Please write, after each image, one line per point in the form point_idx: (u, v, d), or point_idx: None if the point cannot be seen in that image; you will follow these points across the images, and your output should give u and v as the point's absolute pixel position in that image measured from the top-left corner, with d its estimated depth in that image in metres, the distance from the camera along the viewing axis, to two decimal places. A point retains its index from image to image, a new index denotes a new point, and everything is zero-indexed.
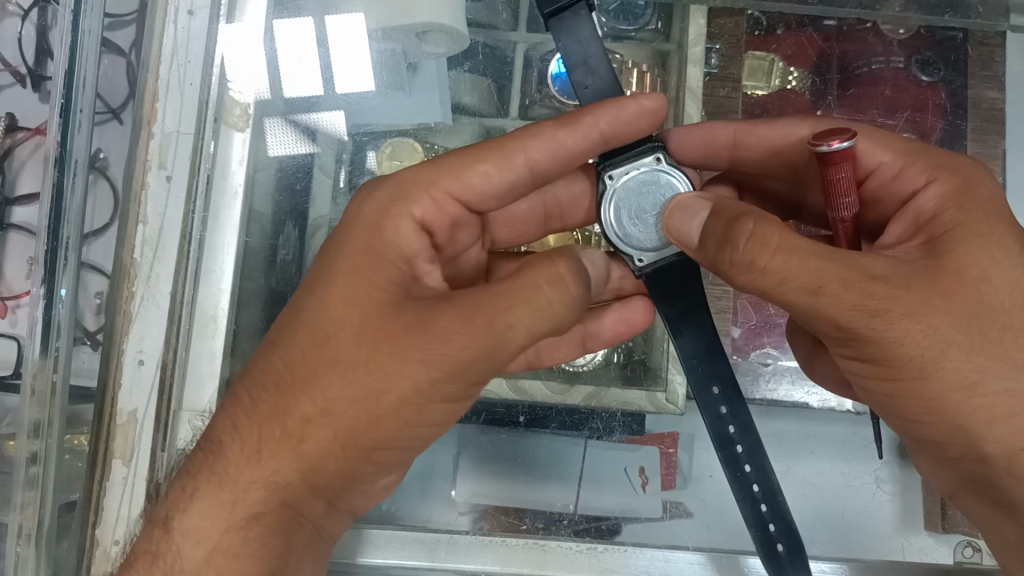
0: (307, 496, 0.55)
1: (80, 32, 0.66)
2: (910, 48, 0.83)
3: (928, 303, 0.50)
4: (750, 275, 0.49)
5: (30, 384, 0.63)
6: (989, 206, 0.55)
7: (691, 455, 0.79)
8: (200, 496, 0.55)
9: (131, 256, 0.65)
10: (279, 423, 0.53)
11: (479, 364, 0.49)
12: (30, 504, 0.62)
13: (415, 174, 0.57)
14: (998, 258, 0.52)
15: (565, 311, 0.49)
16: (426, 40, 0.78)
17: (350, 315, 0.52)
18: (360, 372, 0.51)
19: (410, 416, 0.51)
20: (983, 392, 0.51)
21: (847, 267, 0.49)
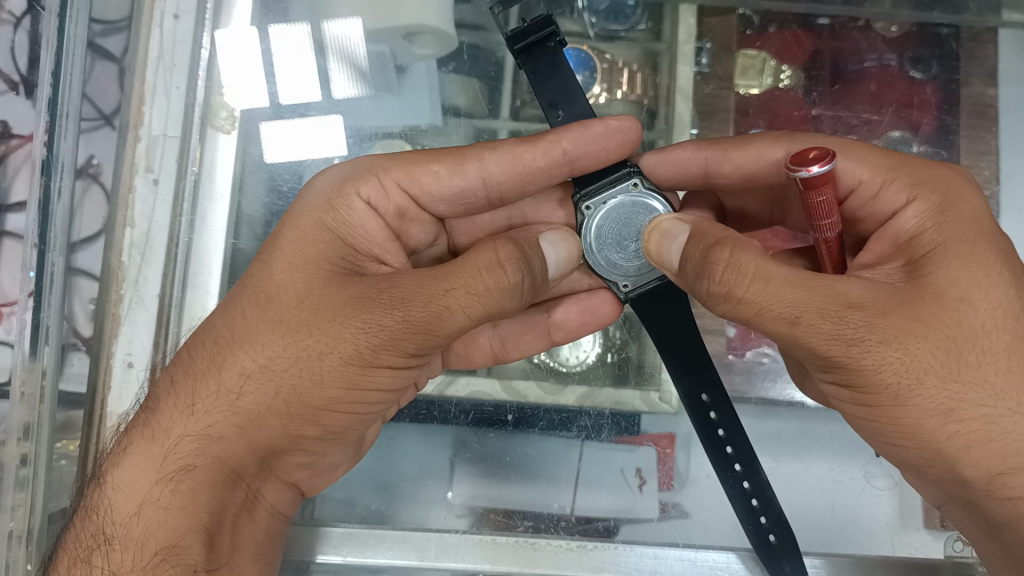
0: (242, 457, 0.54)
1: (67, 37, 0.65)
2: (899, 45, 0.84)
3: (906, 329, 0.47)
4: (728, 303, 0.49)
5: (19, 387, 0.62)
6: (975, 225, 0.52)
7: (688, 455, 0.77)
8: (133, 449, 0.54)
9: (119, 259, 0.67)
10: (215, 378, 0.53)
11: (416, 337, 0.50)
12: (21, 507, 0.61)
13: (368, 163, 0.59)
14: (980, 279, 0.50)
15: (503, 295, 0.50)
16: (414, 42, 0.77)
17: (294, 280, 0.53)
18: (303, 334, 0.51)
19: (352, 380, 0.52)
20: (961, 417, 0.48)
21: (822, 295, 0.47)
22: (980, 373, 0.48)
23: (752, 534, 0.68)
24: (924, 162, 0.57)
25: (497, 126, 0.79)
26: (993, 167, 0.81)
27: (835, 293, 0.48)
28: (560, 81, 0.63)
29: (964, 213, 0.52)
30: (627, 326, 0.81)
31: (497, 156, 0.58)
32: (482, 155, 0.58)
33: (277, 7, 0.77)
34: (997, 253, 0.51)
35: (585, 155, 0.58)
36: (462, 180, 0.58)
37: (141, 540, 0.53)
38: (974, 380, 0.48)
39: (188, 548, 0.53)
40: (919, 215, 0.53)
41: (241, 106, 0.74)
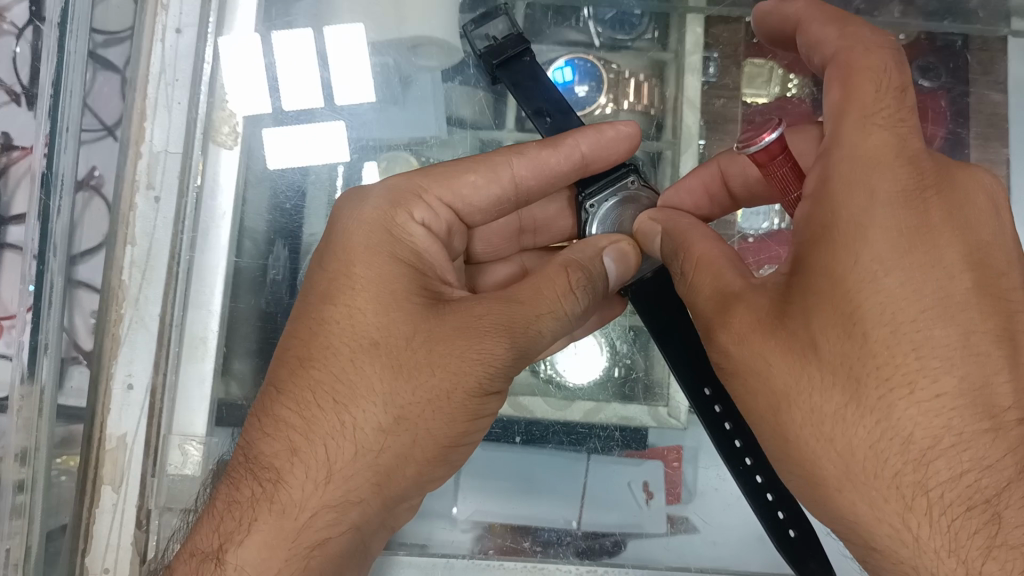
0: (375, 514, 0.51)
1: (67, 53, 0.64)
2: (909, 54, 0.83)
3: (749, 364, 0.48)
4: (682, 279, 0.54)
5: (17, 408, 0.62)
6: (855, 230, 0.45)
7: (696, 469, 0.76)
8: (257, 528, 0.49)
9: (120, 279, 0.65)
10: (349, 438, 0.49)
11: (518, 362, 0.52)
12: (18, 533, 0.60)
13: (406, 184, 0.57)
14: (867, 268, 0.45)
15: (574, 318, 0.54)
16: (418, 53, 0.77)
17: (398, 322, 0.51)
18: (427, 374, 0.49)
19: (474, 411, 0.51)
20: (818, 429, 0.46)
21: (716, 304, 0.51)
22: (826, 425, 0.46)
23: (768, 529, 0.63)
24: (905, 139, 0.47)
25: (503, 137, 0.78)
26: (1005, 180, 0.80)
27: (725, 307, 0.50)
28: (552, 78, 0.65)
29: (849, 217, 0.46)
30: (637, 343, 0.79)
31: (525, 161, 0.57)
32: (513, 159, 0.57)
33: (280, 18, 0.76)
34: (881, 267, 0.44)
35: (601, 160, 0.58)
36: (498, 188, 0.58)
37: None
38: (824, 436, 0.46)
39: None
40: (811, 208, 0.48)
41: (243, 114, 0.73)
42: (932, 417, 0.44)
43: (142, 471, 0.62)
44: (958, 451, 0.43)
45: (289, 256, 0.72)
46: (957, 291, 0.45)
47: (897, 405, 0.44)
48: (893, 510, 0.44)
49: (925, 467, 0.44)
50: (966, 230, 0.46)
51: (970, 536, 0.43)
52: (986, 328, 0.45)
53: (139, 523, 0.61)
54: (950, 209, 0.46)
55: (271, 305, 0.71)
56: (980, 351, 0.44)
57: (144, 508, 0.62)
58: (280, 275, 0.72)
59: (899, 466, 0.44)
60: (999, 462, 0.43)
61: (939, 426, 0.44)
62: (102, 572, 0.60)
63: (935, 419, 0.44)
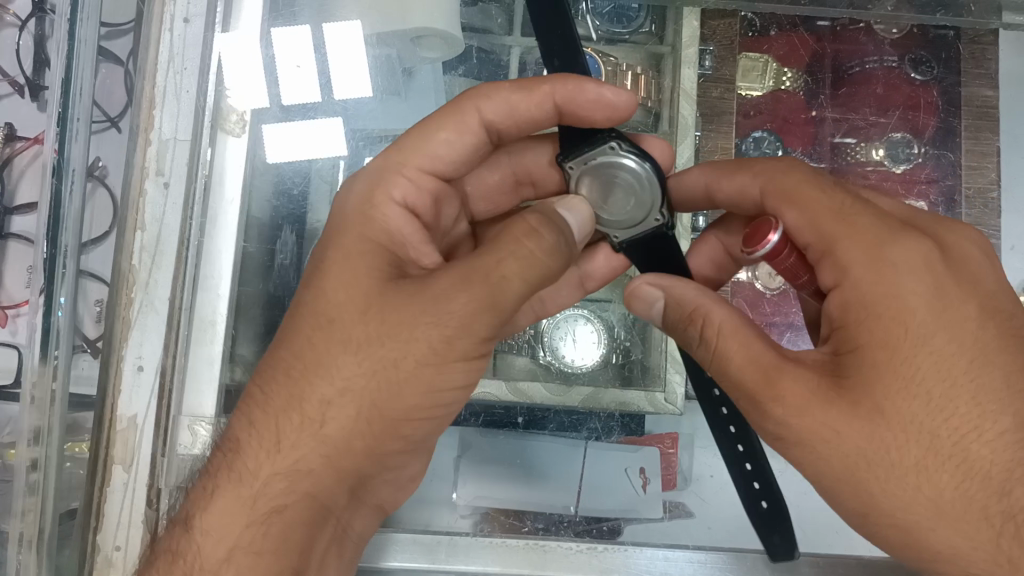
0: (330, 488, 0.54)
1: (77, 41, 0.65)
2: (901, 47, 0.84)
3: (817, 433, 0.48)
4: (706, 350, 0.54)
5: (30, 392, 0.63)
6: (897, 304, 0.49)
7: (691, 455, 0.78)
8: (219, 494, 0.53)
9: (130, 264, 0.66)
10: (297, 411, 0.52)
11: (481, 316, 0.50)
12: (32, 511, 0.61)
13: (386, 163, 0.61)
14: (913, 337, 0.48)
15: (548, 256, 0.50)
16: (421, 44, 0.80)
17: (350, 297, 0.54)
18: (376, 347, 0.52)
19: (432, 377, 0.52)
20: (902, 483, 0.47)
21: (757, 374, 0.50)
22: (911, 475, 0.47)
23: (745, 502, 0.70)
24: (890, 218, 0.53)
25: None
26: (996, 171, 0.82)
27: (767, 380, 0.49)
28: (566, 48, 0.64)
29: (886, 291, 0.49)
30: (635, 329, 0.81)
31: (493, 105, 0.61)
32: (480, 104, 0.61)
33: (286, 9, 0.77)
34: (928, 330, 0.48)
35: (575, 114, 0.59)
36: (472, 137, 0.62)
37: None
38: (908, 487, 0.47)
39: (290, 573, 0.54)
40: (841, 296, 0.51)
41: (246, 109, 0.73)
42: (1000, 452, 0.47)
43: (152, 450, 0.63)
44: None
45: (295, 243, 0.76)
46: (987, 338, 0.49)
47: (970, 446, 0.47)
48: (986, 539, 0.47)
49: (1007, 496, 0.47)
50: (974, 283, 0.51)
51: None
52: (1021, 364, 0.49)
53: (149, 502, 0.62)
54: (957, 269, 0.51)
55: (278, 288, 0.74)
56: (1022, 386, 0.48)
57: (154, 487, 0.63)
58: (287, 259, 0.76)
59: (984, 500, 0.47)
60: None
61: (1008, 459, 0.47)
62: (113, 549, 0.62)
63: (1001, 452, 0.47)
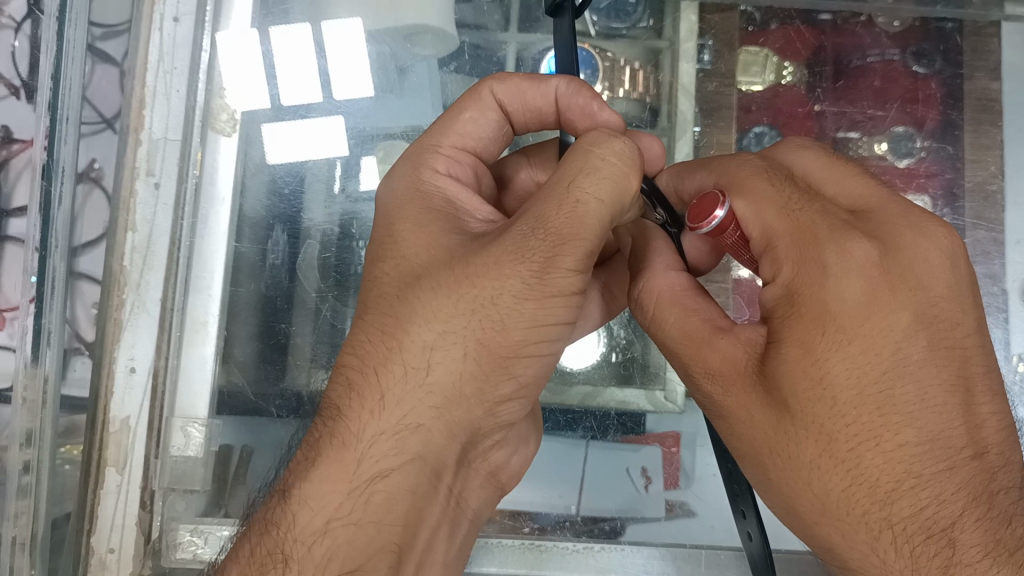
0: (441, 448, 0.50)
1: (65, 41, 0.65)
2: (901, 40, 0.84)
3: (736, 412, 0.47)
4: (644, 315, 0.54)
5: (21, 394, 0.63)
6: (820, 304, 0.45)
7: (694, 454, 0.77)
8: (323, 461, 0.49)
9: (121, 265, 0.65)
10: (399, 361, 0.48)
11: (568, 247, 0.47)
12: (24, 513, 0.61)
13: (418, 144, 0.58)
14: (839, 338, 0.44)
15: (621, 166, 0.49)
16: (414, 42, 0.79)
17: (434, 254, 0.50)
18: (466, 284, 0.47)
19: (532, 313, 0.48)
20: (800, 469, 0.46)
21: (689, 348, 0.50)
22: (804, 471, 0.45)
23: None
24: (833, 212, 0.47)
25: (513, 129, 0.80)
26: (998, 162, 0.81)
27: (698, 354, 0.49)
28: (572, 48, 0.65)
29: (811, 293, 0.45)
30: (632, 325, 0.80)
31: (508, 87, 0.58)
32: (494, 83, 0.58)
33: (277, 7, 0.77)
34: (847, 333, 0.44)
35: (570, 114, 0.59)
36: (495, 115, 0.59)
37: (326, 559, 0.47)
38: (800, 479, 0.46)
39: (377, 569, 0.49)
40: (776, 290, 0.47)
41: (240, 109, 0.73)
42: (896, 464, 0.44)
43: (146, 453, 0.63)
44: (919, 490, 0.44)
45: (288, 242, 0.74)
46: (913, 351, 0.44)
47: (865, 454, 0.44)
48: (862, 540, 0.45)
49: (890, 506, 0.44)
50: (916, 291, 0.45)
51: (928, 559, 0.44)
52: (942, 379, 0.44)
53: (143, 504, 0.63)
54: (901, 272, 0.45)
55: (270, 289, 0.72)
56: (938, 401, 0.44)
57: (148, 489, 0.63)
58: (279, 258, 0.74)
59: (866, 505, 0.44)
60: (951, 495, 0.44)
61: (903, 471, 0.44)
62: (107, 552, 0.62)
63: (900, 464, 0.44)
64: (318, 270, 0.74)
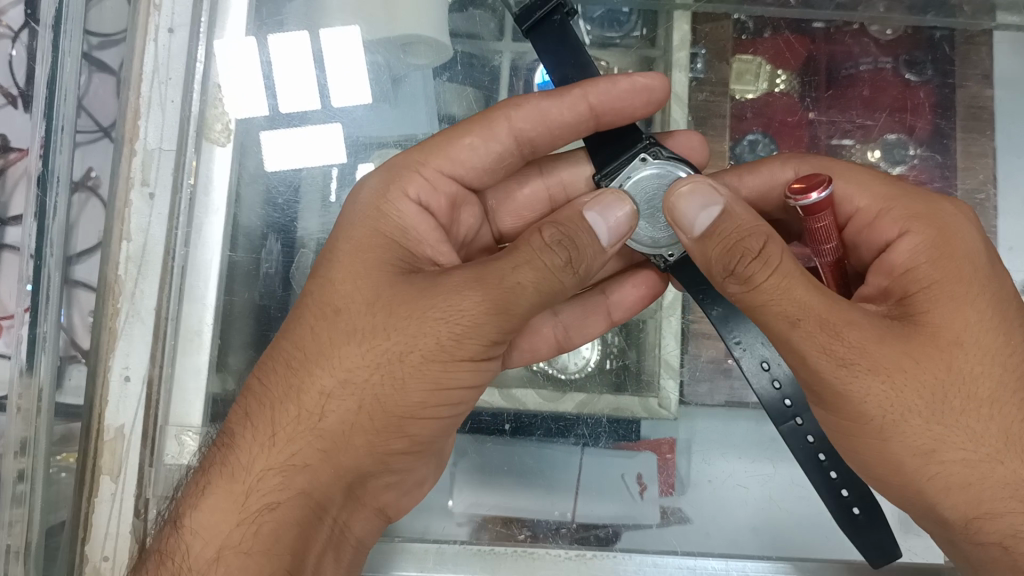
0: (327, 486, 0.52)
1: (62, 52, 0.66)
2: (894, 49, 0.84)
3: (898, 363, 0.49)
4: (743, 284, 0.49)
5: (16, 403, 0.63)
6: (966, 252, 0.53)
7: (689, 461, 0.78)
8: (212, 490, 0.52)
9: (116, 274, 0.66)
10: (294, 402, 0.51)
11: (494, 319, 0.50)
12: (19, 522, 0.62)
13: (405, 160, 0.61)
14: (973, 282, 0.51)
15: (559, 273, 0.50)
16: (409, 51, 0.79)
17: (360, 287, 0.53)
18: (382, 338, 0.51)
19: (437, 377, 0.51)
20: (985, 407, 0.49)
21: (823, 307, 0.48)
22: (985, 406, 0.49)
23: (832, 506, 0.64)
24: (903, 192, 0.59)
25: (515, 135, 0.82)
26: (989, 170, 0.82)
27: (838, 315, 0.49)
28: (568, 56, 0.62)
29: (959, 241, 0.53)
30: (629, 336, 0.81)
31: (524, 112, 0.59)
32: (510, 114, 0.60)
33: (272, 19, 0.77)
34: (987, 278, 0.52)
35: (612, 111, 0.58)
36: (496, 145, 0.61)
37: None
38: (981, 416, 0.49)
39: None
40: (914, 242, 0.54)
41: (237, 117, 0.74)
42: None
43: (141, 460, 0.63)
44: None
45: (281, 251, 0.75)
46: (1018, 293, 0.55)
47: None
48: None
49: None
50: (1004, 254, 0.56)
51: None
52: None
53: (137, 512, 0.62)
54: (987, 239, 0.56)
55: (263, 297, 0.74)
56: None
57: (142, 497, 0.63)
58: (273, 268, 0.75)
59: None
60: None
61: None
62: (101, 559, 0.61)
63: None
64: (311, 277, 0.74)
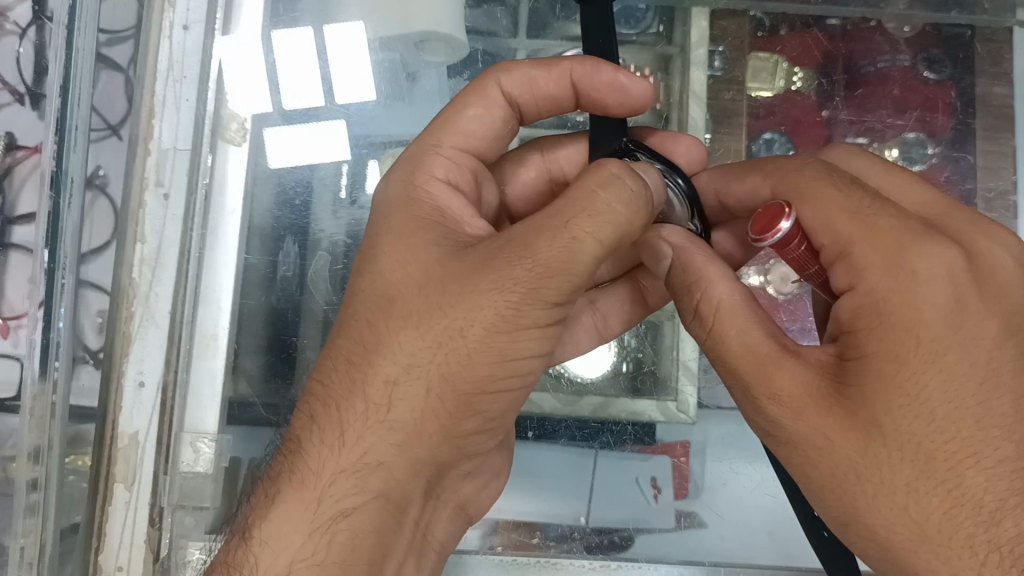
0: (406, 484, 0.49)
1: (75, 50, 0.64)
2: (916, 46, 0.82)
3: (811, 439, 0.44)
4: (702, 325, 0.49)
5: (30, 407, 0.61)
6: (907, 312, 0.43)
7: (704, 463, 0.76)
8: (283, 499, 0.48)
9: (130, 276, 0.65)
10: (360, 396, 0.48)
11: (554, 281, 0.45)
12: (31, 532, 0.60)
13: (420, 144, 0.57)
14: (944, 353, 0.43)
15: (631, 209, 0.46)
16: (424, 48, 0.77)
17: (407, 272, 0.49)
18: (438, 316, 0.47)
19: (502, 348, 0.46)
20: (928, 499, 0.42)
21: (750, 363, 0.46)
22: (898, 495, 0.43)
23: None
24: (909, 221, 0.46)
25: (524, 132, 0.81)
26: (1014, 171, 0.80)
27: (765, 373, 0.45)
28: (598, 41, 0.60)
29: (887, 297, 0.44)
30: (647, 338, 0.79)
31: (512, 78, 0.57)
32: (500, 75, 0.57)
33: (286, 15, 0.76)
34: (942, 344, 0.43)
35: (592, 96, 0.56)
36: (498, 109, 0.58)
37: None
38: (893, 505, 0.43)
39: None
40: (849, 300, 0.45)
41: (248, 114, 0.72)
42: (999, 481, 0.42)
43: (154, 469, 0.63)
44: None
45: (298, 253, 0.73)
46: (1004, 358, 0.43)
47: (965, 472, 0.42)
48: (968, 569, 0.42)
49: (994, 527, 0.42)
50: (1001, 297, 0.44)
51: None
52: None
53: (152, 521, 0.62)
54: (981, 283, 0.44)
55: (280, 301, 0.72)
56: None
57: (156, 506, 0.62)
58: (289, 269, 0.73)
59: (970, 527, 0.42)
60: None
61: (1004, 489, 0.42)
62: (116, 570, 0.61)
63: (1000, 481, 0.42)
64: (327, 282, 0.73)
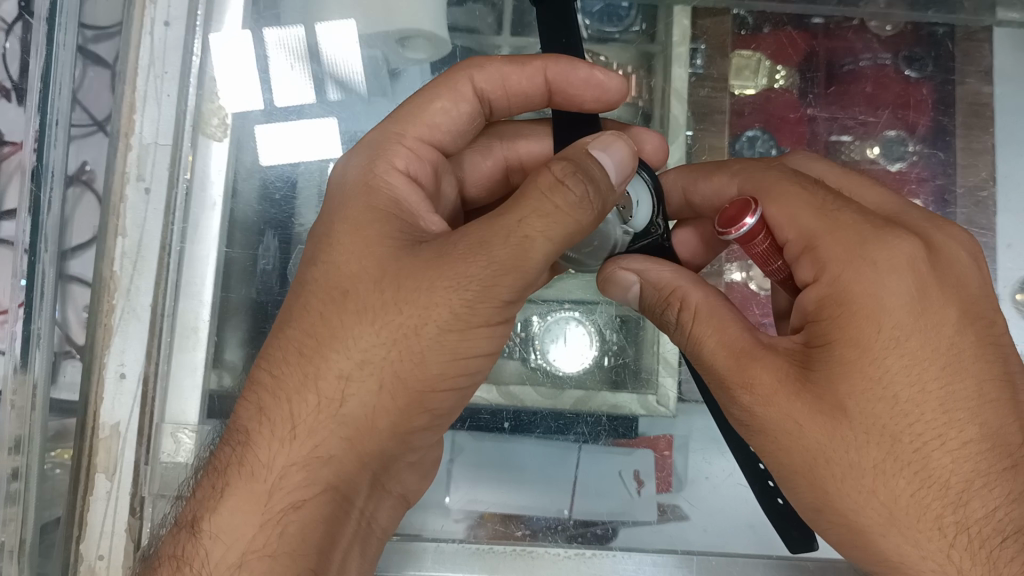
0: (353, 475, 0.50)
1: (56, 46, 0.65)
2: (893, 45, 0.84)
3: (780, 425, 0.46)
4: (681, 333, 0.52)
5: (10, 399, 0.63)
6: (872, 300, 0.45)
7: (686, 458, 0.77)
8: (230, 492, 0.49)
9: (111, 270, 0.65)
10: (312, 390, 0.48)
11: (506, 279, 0.47)
12: (13, 521, 0.61)
13: (384, 132, 0.57)
14: (904, 337, 0.45)
15: (576, 212, 0.46)
16: (406, 46, 0.78)
17: (364, 266, 0.49)
18: (391, 313, 0.48)
19: (453, 345, 0.48)
20: (896, 480, 0.44)
21: (728, 361, 0.48)
22: (867, 478, 0.44)
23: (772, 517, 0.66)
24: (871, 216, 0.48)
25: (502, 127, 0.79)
26: (990, 167, 0.81)
27: (739, 365, 0.48)
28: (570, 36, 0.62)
29: (854, 286, 0.46)
30: (624, 330, 0.80)
31: (485, 75, 0.59)
32: (472, 72, 0.59)
33: (269, 12, 0.77)
34: (903, 331, 0.45)
35: (566, 93, 0.59)
36: (466, 104, 0.59)
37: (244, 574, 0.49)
38: (863, 488, 0.45)
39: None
40: (817, 292, 0.48)
41: (233, 111, 0.73)
42: (962, 463, 0.44)
43: (136, 458, 0.63)
44: (988, 489, 0.44)
45: (279, 247, 0.74)
46: (965, 344, 0.45)
47: (932, 453, 0.44)
48: (936, 548, 0.44)
49: (961, 506, 0.44)
50: (958, 286, 0.47)
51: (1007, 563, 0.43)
52: (993, 373, 0.45)
53: (132, 510, 0.62)
54: (941, 272, 0.46)
55: (261, 295, 0.73)
56: (992, 396, 0.45)
57: (137, 496, 0.63)
58: (271, 264, 0.74)
59: (938, 508, 0.44)
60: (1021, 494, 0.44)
61: (970, 470, 0.44)
62: (96, 558, 0.61)
63: (966, 462, 0.44)
64: None
